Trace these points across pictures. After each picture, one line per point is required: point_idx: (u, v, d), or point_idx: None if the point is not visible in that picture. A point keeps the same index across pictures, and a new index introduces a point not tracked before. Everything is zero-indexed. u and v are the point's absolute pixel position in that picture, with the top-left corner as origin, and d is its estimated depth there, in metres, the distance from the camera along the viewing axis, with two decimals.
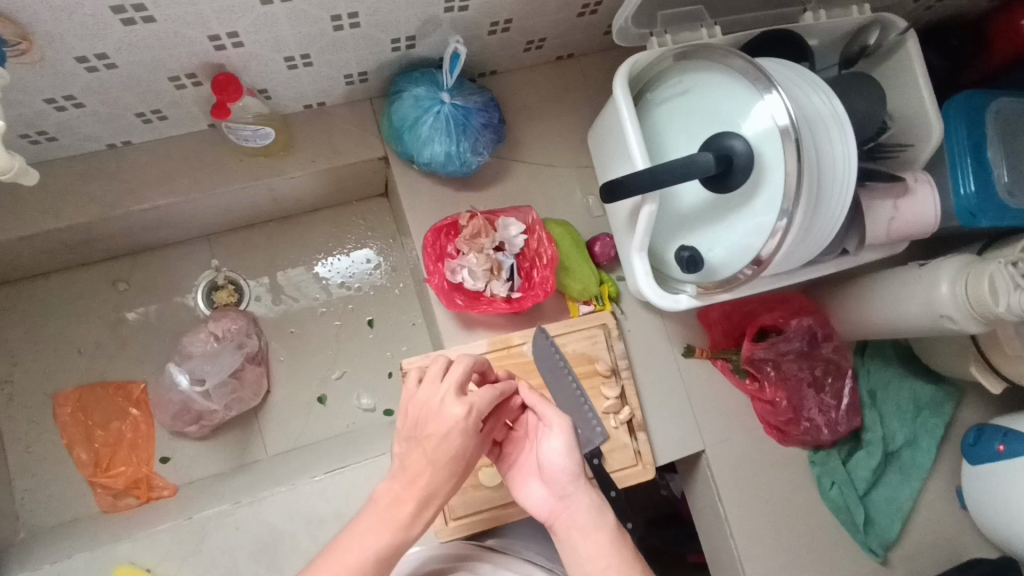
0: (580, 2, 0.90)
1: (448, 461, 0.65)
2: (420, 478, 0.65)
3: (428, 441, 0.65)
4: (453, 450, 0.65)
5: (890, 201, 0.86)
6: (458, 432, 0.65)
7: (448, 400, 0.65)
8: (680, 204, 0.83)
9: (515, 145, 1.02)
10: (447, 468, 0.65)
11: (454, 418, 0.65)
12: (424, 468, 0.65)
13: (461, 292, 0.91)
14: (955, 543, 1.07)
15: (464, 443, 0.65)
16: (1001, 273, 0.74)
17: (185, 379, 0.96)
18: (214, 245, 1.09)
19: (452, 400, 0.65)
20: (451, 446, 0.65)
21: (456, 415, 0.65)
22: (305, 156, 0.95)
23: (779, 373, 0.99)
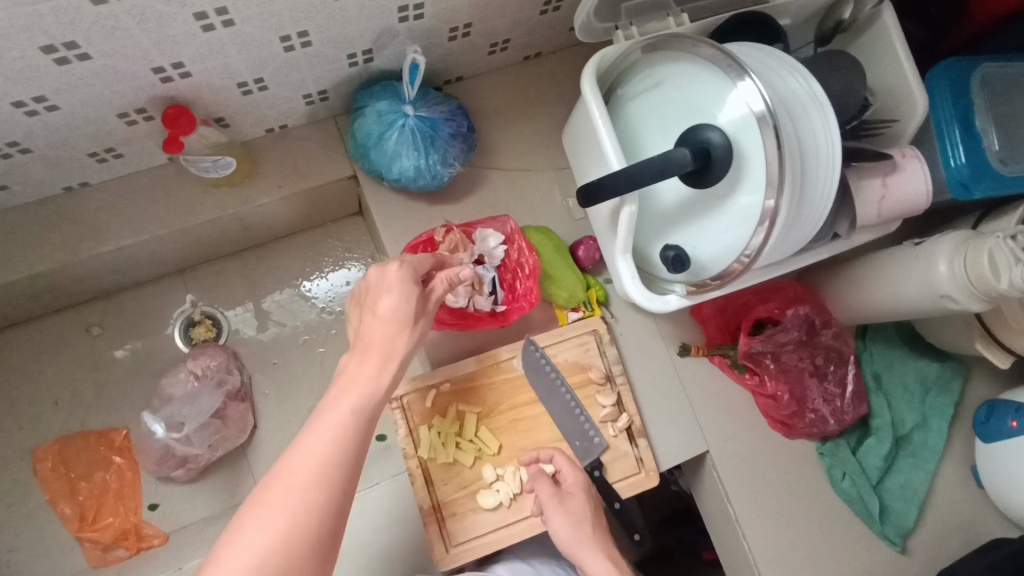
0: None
1: (381, 354, 0.62)
2: (361, 373, 0.61)
3: (365, 345, 0.63)
4: (390, 341, 0.64)
5: (879, 180, 0.83)
6: (400, 287, 0.68)
7: (381, 300, 0.67)
8: (660, 202, 0.79)
9: (488, 152, 0.98)
10: (384, 364, 0.62)
11: (391, 302, 0.66)
12: (359, 366, 0.61)
13: (443, 309, 0.88)
14: (974, 524, 1.04)
15: (404, 312, 0.66)
16: (1001, 248, 0.71)
17: (161, 427, 0.93)
18: (188, 280, 1.05)
19: (396, 269, 0.69)
20: (384, 341, 0.64)
21: (388, 310, 0.66)
22: (272, 182, 0.92)
23: (779, 365, 0.96)
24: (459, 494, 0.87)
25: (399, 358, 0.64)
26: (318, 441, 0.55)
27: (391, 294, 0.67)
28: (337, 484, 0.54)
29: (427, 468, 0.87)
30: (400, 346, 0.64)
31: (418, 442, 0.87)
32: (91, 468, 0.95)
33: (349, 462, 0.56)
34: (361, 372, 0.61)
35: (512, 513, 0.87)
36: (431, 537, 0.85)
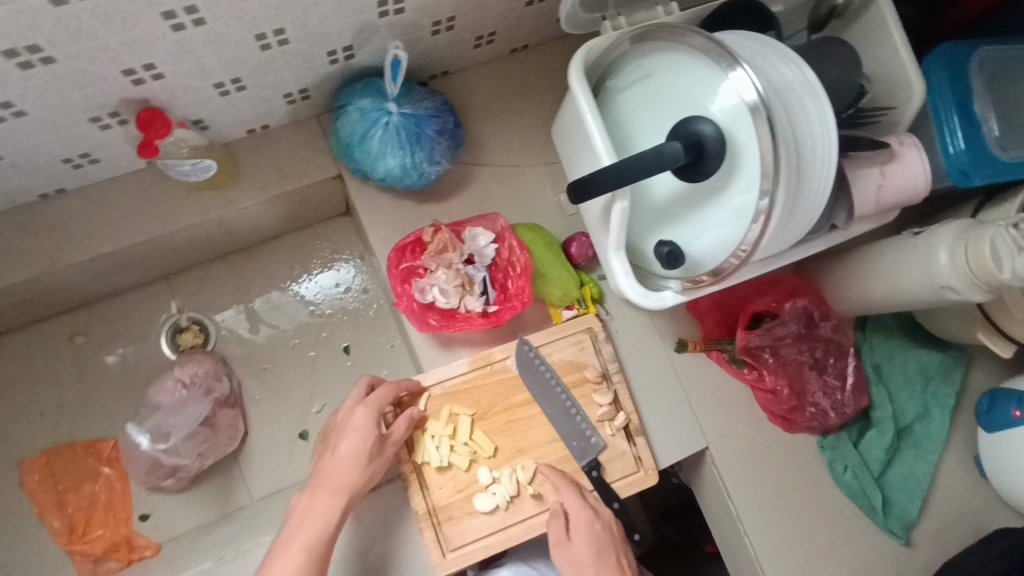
0: None
1: (334, 490, 0.77)
2: (316, 512, 0.76)
3: (325, 481, 0.78)
4: (344, 479, 0.78)
5: (876, 169, 0.81)
6: (359, 421, 0.80)
7: (342, 437, 0.80)
8: (654, 196, 0.77)
9: (476, 149, 0.96)
10: (336, 498, 0.77)
11: (352, 439, 0.79)
12: (316, 503, 0.76)
13: (434, 311, 0.86)
14: (978, 515, 1.03)
15: (361, 449, 0.79)
16: (1002, 237, 0.69)
17: (145, 439, 0.92)
18: (173, 285, 1.04)
19: (359, 411, 0.81)
20: (340, 477, 0.78)
21: (347, 449, 0.79)
22: (255, 184, 0.90)
23: (778, 359, 0.94)
24: (454, 498, 0.85)
25: (351, 492, 0.78)
26: (302, 531, 0.74)
27: (352, 431, 0.80)
28: (315, 567, 0.73)
29: (420, 472, 0.85)
30: (354, 481, 0.78)
31: (411, 446, 0.86)
32: (79, 479, 0.94)
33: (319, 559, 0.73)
34: (317, 509, 0.76)
35: (509, 516, 0.86)
36: (426, 543, 0.83)
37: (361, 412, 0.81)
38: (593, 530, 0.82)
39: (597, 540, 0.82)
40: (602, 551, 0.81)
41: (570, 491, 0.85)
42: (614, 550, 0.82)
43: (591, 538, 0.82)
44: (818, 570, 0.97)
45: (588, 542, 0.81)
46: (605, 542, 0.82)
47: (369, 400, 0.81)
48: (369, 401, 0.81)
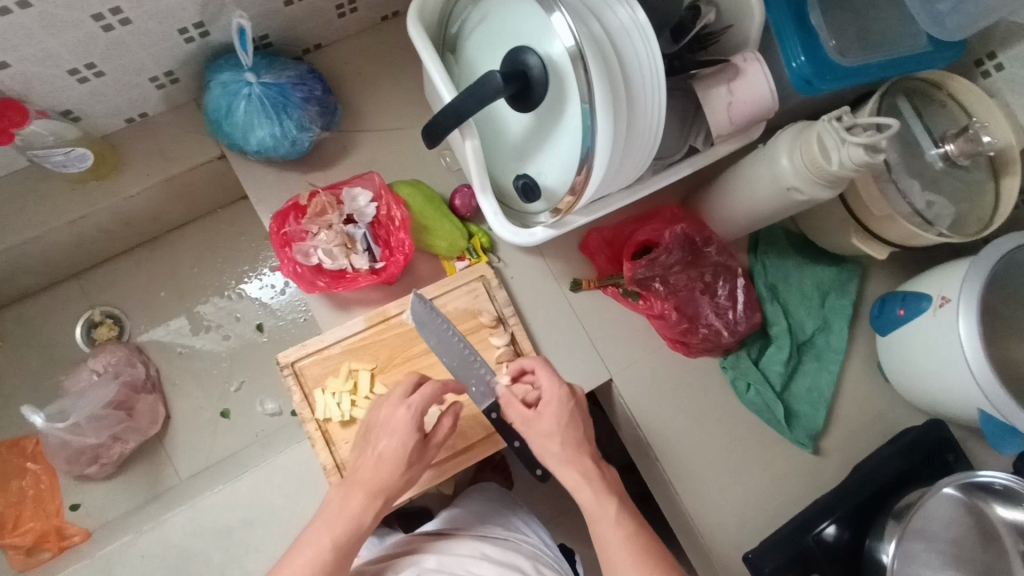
0: None
1: (369, 492, 0.72)
2: (348, 510, 0.71)
3: (358, 481, 0.73)
4: (379, 479, 0.73)
5: (724, 86, 0.84)
6: (398, 416, 0.75)
7: (380, 438, 0.74)
8: (508, 136, 0.80)
9: (355, 116, 0.99)
10: (371, 501, 0.72)
11: (393, 441, 0.74)
12: (348, 501, 0.72)
13: (322, 273, 0.89)
14: (885, 417, 1.07)
15: (400, 451, 0.74)
16: (827, 130, 0.73)
17: (40, 418, 0.91)
18: (83, 283, 1.06)
19: (401, 412, 0.75)
20: (377, 480, 0.73)
21: (387, 446, 0.74)
22: (138, 172, 0.92)
23: (667, 287, 0.98)
24: None
25: (388, 494, 0.73)
26: (331, 530, 0.69)
27: (398, 432, 0.74)
28: (343, 557, 0.69)
29: (325, 430, 0.88)
30: (390, 485, 0.73)
31: (314, 405, 0.89)
32: (6, 476, 0.97)
33: (347, 553, 0.70)
34: (349, 507, 0.71)
35: None
36: None
37: (403, 406, 0.75)
38: (564, 409, 0.78)
39: (568, 415, 0.78)
40: (570, 430, 0.78)
41: (545, 369, 0.80)
42: (577, 428, 0.79)
43: (559, 413, 0.77)
44: (732, 485, 1.00)
45: (552, 427, 0.77)
46: (573, 420, 0.79)
47: (411, 402, 0.75)
48: (417, 403, 0.75)
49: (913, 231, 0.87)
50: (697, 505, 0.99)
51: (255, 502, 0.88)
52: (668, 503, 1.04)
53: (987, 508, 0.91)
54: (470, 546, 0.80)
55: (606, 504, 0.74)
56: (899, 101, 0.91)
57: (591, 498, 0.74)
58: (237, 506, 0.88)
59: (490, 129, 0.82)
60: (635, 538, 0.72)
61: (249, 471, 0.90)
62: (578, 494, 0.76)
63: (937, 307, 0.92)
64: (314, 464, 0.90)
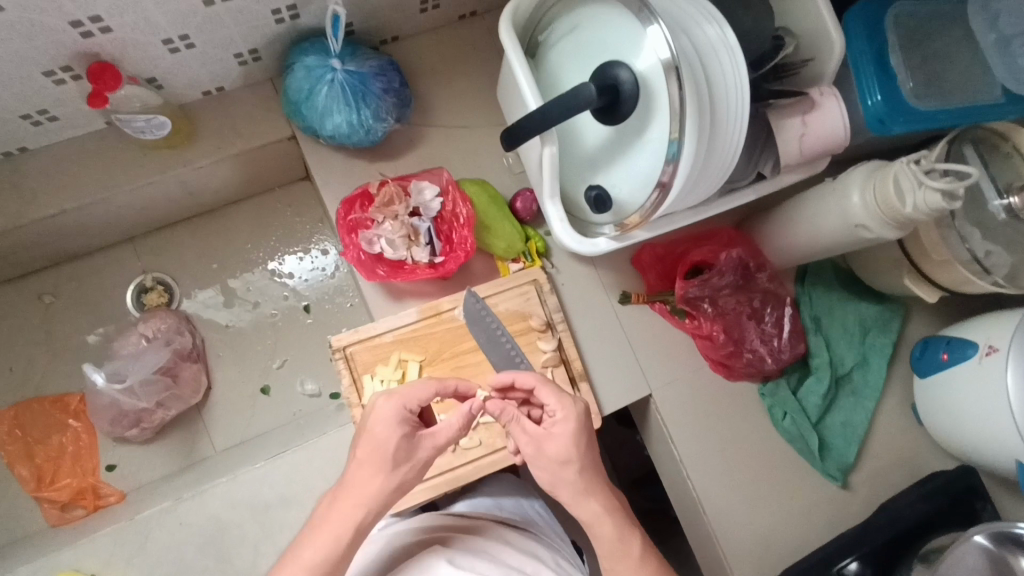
0: None
1: (350, 498, 0.69)
2: (334, 515, 0.68)
3: (345, 489, 0.70)
4: (365, 484, 0.69)
5: (798, 117, 0.86)
6: (383, 421, 0.72)
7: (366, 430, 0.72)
8: (585, 145, 0.82)
9: (425, 110, 1.00)
10: (351, 507, 0.68)
11: (378, 434, 0.71)
12: (336, 511, 0.68)
13: (382, 262, 0.91)
14: (915, 458, 1.08)
15: (386, 443, 0.71)
16: (904, 172, 0.74)
17: (101, 377, 0.94)
18: (137, 248, 1.08)
19: (383, 404, 0.73)
20: (361, 483, 0.69)
21: (371, 447, 0.71)
22: (211, 145, 0.94)
23: (716, 309, 0.99)
24: None
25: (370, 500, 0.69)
26: (317, 543, 0.66)
27: (384, 426, 0.72)
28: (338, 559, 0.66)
29: None
30: (373, 490, 0.69)
31: (362, 391, 0.90)
32: (48, 431, 0.98)
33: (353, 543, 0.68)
34: (337, 517, 0.68)
35: (455, 457, 0.91)
36: None
37: (386, 402, 0.73)
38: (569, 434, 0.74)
39: (578, 440, 0.74)
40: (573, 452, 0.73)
41: (545, 389, 0.76)
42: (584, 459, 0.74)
43: (568, 436, 0.74)
44: (760, 510, 1.01)
45: (562, 453, 0.73)
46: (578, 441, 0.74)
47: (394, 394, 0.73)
48: (405, 395, 0.74)
49: (969, 278, 0.89)
50: (724, 527, 0.99)
51: (293, 480, 0.89)
52: (694, 523, 1.04)
53: None
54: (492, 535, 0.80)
55: (631, 536, 0.73)
56: (966, 148, 0.91)
57: (612, 531, 0.72)
58: (276, 483, 0.89)
59: (566, 137, 0.83)
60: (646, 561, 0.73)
61: (290, 450, 0.91)
62: (599, 529, 0.73)
63: (983, 356, 0.93)
64: (354, 449, 0.91)
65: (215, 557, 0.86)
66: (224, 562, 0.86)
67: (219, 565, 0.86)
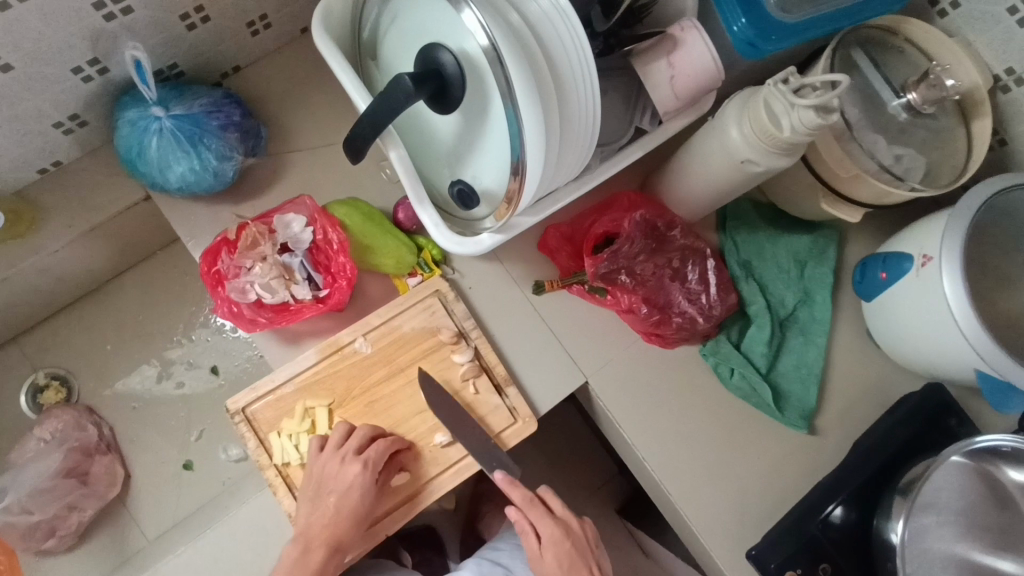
0: None
1: (326, 549, 0.78)
2: (307, 568, 0.77)
3: (313, 536, 0.78)
4: (333, 531, 0.79)
5: (662, 59, 0.79)
6: (346, 475, 0.78)
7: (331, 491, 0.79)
8: (438, 141, 0.75)
9: (283, 137, 0.93)
10: (330, 558, 0.78)
11: (347, 494, 0.79)
12: (308, 557, 0.77)
13: (264, 309, 0.83)
14: (881, 386, 1.01)
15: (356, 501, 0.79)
16: (774, 94, 0.68)
17: None
18: (24, 347, 1.01)
19: (353, 467, 0.79)
20: (330, 533, 0.79)
21: (337, 503, 0.79)
22: (59, 225, 0.86)
23: (634, 278, 0.92)
24: None
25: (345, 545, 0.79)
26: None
27: (350, 488, 0.78)
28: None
29: (286, 475, 0.83)
30: (346, 538, 0.79)
31: (271, 450, 0.83)
32: None
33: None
34: (308, 563, 0.77)
35: (388, 498, 0.85)
36: None
37: (351, 461, 0.79)
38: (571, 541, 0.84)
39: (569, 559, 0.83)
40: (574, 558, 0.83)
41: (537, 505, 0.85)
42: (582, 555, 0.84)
43: (562, 557, 0.83)
44: (727, 476, 0.95)
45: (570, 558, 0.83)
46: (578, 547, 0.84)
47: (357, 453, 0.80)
48: (371, 456, 0.80)
49: (886, 189, 0.82)
50: (693, 504, 0.93)
51: (220, 560, 0.83)
52: (663, 504, 0.98)
53: (998, 472, 0.85)
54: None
55: None
56: (853, 52, 0.86)
57: None
58: (203, 566, 0.83)
59: (418, 135, 0.76)
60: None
61: (211, 527, 0.85)
62: None
63: (920, 266, 0.87)
64: (277, 512, 0.84)
65: None
66: None
67: None
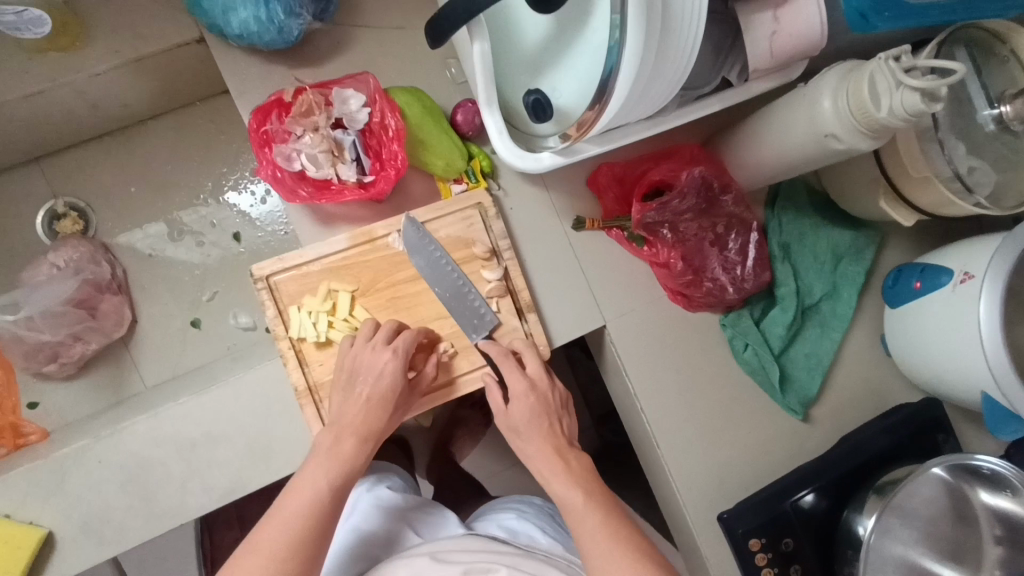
0: None
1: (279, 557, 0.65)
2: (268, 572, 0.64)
3: (347, 428, 0.75)
4: (308, 499, 0.69)
5: (770, 11, 0.74)
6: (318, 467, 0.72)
7: (364, 379, 0.77)
8: (524, 44, 0.71)
9: (352, 8, 0.87)
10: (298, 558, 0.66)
11: (380, 384, 0.77)
12: (339, 447, 0.74)
13: (306, 182, 0.81)
14: (883, 391, 1.03)
15: (387, 394, 0.77)
16: (881, 71, 0.66)
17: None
18: (46, 170, 0.98)
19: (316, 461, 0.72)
20: (291, 519, 0.67)
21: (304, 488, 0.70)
22: (107, 46, 0.82)
23: (676, 235, 0.91)
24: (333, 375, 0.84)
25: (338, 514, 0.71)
26: (326, 471, 0.71)
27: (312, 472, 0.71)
28: (331, 501, 0.70)
29: (299, 349, 0.83)
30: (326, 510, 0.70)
31: (288, 323, 0.83)
32: None
33: (340, 495, 0.72)
34: (340, 452, 0.73)
35: None
36: (307, 419, 0.83)
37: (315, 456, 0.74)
38: (534, 400, 0.81)
39: (533, 411, 0.80)
40: (538, 416, 0.80)
41: (507, 364, 0.82)
42: (548, 414, 0.81)
43: (525, 409, 0.80)
44: (716, 444, 0.97)
45: (535, 419, 0.80)
46: (542, 409, 0.81)
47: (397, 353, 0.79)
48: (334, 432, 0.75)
49: (950, 198, 0.80)
50: (678, 461, 0.96)
51: (220, 418, 0.84)
52: (649, 457, 1.01)
53: (970, 492, 0.87)
54: (514, 553, 0.74)
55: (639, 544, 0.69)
56: (958, 50, 0.81)
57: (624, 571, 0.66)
58: (202, 420, 0.84)
59: (503, 33, 0.72)
60: (626, 547, 0.68)
61: (216, 386, 0.86)
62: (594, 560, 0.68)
63: (958, 282, 0.87)
64: (283, 384, 0.85)
65: (139, 494, 0.82)
66: (150, 500, 0.82)
67: (145, 504, 0.82)
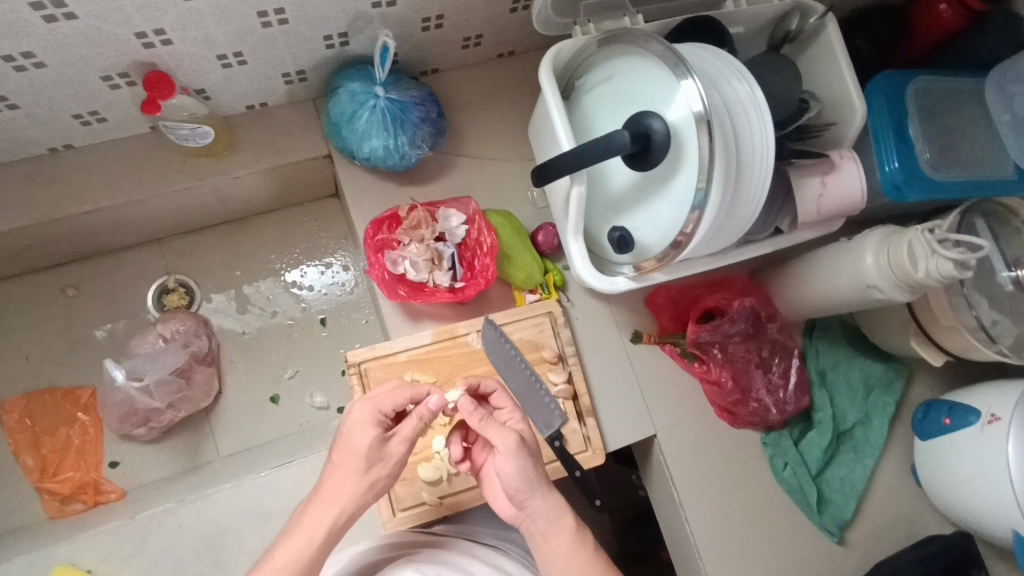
0: (463, 33, 0.96)
1: None
2: None
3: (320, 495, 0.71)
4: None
5: (818, 177, 0.89)
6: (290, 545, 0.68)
7: (346, 444, 0.72)
8: (612, 189, 0.85)
9: (457, 140, 1.02)
10: None
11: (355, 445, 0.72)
12: (312, 514, 0.69)
13: (404, 283, 0.93)
14: (914, 520, 1.07)
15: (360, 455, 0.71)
16: (919, 239, 0.78)
17: (122, 373, 0.95)
18: (164, 249, 1.10)
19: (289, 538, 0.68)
20: None
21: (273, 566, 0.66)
22: (249, 156, 0.96)
23: (725, 355, 1.00)
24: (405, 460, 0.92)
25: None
26: (292, 547, 0.67)
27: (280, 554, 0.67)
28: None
29: None
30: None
31: None
32: (56, 423, 1.00)
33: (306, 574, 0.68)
34: (313, 521, 0.69)
35: (453, 487, 0.92)
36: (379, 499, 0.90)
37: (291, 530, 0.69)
38: (523, 457, 0.73)
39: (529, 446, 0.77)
40: (526, 473, 0.73)
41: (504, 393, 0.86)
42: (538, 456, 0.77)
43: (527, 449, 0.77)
44: (755, 561, 1.00)
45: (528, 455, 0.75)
46: (530, 463, 0.73)
47: (402, 433, 0.73)
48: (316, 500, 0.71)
49: (975, 345, 0.90)
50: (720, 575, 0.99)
51: (297, 493, 0.90)
52: (689, 567, 1.04)
53: None
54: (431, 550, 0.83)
55: None
56: (977, 221, 0.91)
57: None
58: (279, 492, 0.90)
59: (594, 179, 0.86)
60: None
61: (296, 461, 0.92)
62: None
63: (986, 423, 0.94)
64: None
65: (212, 563, 0.86)
66: (220, 570, 0.86)
67: (215, 573, 0.86)
